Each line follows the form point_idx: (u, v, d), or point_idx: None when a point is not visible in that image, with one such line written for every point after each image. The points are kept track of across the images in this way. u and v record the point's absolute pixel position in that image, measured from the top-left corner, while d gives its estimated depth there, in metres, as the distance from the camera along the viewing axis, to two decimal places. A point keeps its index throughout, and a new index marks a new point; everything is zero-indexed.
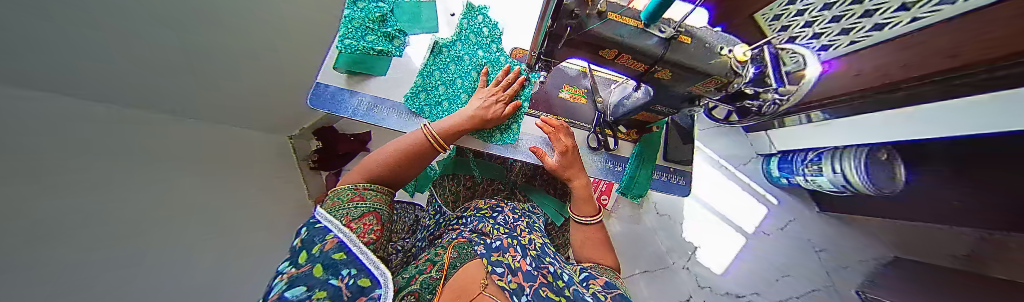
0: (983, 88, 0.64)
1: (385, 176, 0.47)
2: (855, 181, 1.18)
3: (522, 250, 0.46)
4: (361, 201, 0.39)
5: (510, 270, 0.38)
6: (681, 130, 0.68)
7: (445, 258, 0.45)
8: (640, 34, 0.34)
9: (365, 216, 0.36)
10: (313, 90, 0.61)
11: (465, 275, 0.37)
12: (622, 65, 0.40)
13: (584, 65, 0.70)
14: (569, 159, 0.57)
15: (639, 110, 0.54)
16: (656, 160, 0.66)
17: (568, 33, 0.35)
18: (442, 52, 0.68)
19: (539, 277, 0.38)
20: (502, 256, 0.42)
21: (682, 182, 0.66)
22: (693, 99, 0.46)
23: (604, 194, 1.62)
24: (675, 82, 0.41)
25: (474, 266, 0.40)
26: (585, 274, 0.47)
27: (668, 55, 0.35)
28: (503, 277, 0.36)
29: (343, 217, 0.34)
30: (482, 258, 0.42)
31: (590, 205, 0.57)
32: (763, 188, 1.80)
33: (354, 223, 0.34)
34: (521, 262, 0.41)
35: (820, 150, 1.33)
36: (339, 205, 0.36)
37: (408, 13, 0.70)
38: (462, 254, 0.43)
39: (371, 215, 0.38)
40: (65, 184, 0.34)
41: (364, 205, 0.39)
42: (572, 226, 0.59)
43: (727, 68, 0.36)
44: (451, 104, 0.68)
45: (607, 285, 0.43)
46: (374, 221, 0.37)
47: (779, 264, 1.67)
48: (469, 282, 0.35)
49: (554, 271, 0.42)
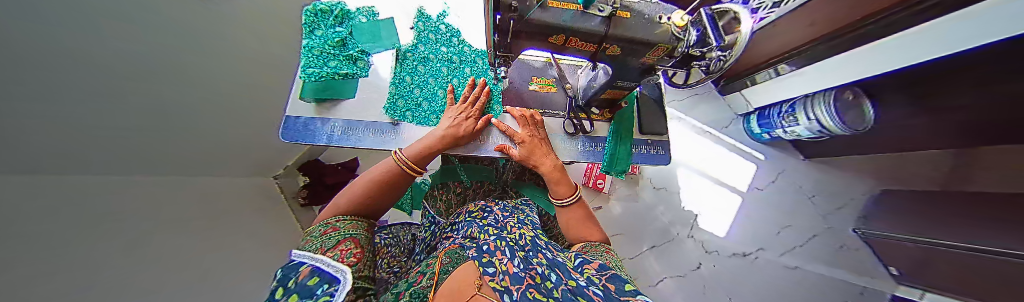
0: (915, 14, 0.69)
1: (360, 206, 0.48)
2: (829, 124, 1.24)
3: (511, 252, 0.45)
4: (335, 232, 0.39)
5: (500, 270, 0.38)
6: (651, 103, 0.70)
7: (436, 266, 0.46)
8: (583, 16, 0.36)
9: (342, 243, 0.36)
10: (283, 123, 0.60)
11: (459, 276, 0.38)
12: (575, 48, 0.42)
13: (547, 55, 0.72)
14: (534, 149, 0.57)
15: (605, 88, 0.55)
16: (633, 135, 0.68)
17: (513, 25, 0.36)
18: (408, 56, 0.74)
19: (528, 279, 0.36)
20: (492, 258, 0.42)
21: (662, 152, 0.68)
22: (648, 70, 0.48)
23: (600, 178, 1.67)
24: (629, 56, 0.43)
25: (466, 270, 0.40)
26: (580, 259, 0.48)
27: (611, 32, 0.37)
28: (495, 277, 0.36)
29: (318, 249, 0.34)
30: (474, 261, 0.42)
31: (564, 185, 0.57)
32: (747, 146, 1.86)
33: (330, 251, 0.33)
34: (509, 263, 0.40)
35: (792, 101, 1.39)
36: (313, 241, 0.36)
37: (367, 33, 0.70)
38: (454, 260, 0.45)
39: (349, 240, 0.38)
40: (57, 247, 0.34)
41: (340, 235, 0.39)
42: (557, 211, 0.60)
43: (670, 35, 0.39)
44: (430, 103, 0.71)
45: (602, 267, 0.44)
46: (352, 246, 0.37)
47: (777, 216, 1.72)
48: (465, 285, 0.35)
49: (543, 273, 0.39)
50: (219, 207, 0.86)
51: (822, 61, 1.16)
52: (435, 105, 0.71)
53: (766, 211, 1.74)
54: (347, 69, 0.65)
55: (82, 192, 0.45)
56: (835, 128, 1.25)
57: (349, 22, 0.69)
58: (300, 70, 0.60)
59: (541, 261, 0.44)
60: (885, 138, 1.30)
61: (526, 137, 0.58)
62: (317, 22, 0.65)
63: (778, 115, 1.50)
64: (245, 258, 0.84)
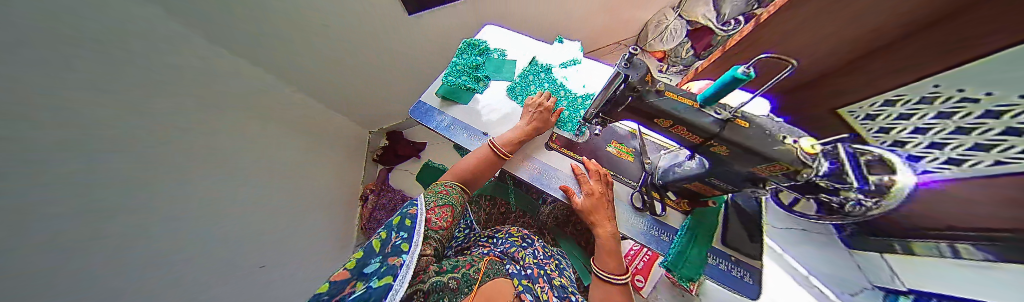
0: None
1: (467, 177, 0.64)
2: None
3: (548, 281, 0.55)
4: (444, 194, 0.57)
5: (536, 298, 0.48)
6: (739, 214, 0.62)
7: (481, 264, 0.52)
8: (697, 111, 0.39)
9: (443, 208, 0.54)
10: (415, 104, 0.85)
11: (500, 287, 0.47)
12: (676, 134, 0.44)
13: (634, 127, 0.75)
14: (602, 201, 0.58)
15: (692, 179, 0.53)
16: (711, 242, 0.59)
17: (628, 101, 0.43)
18: (529, 67, 0.93)
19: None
20: (531, 284, 0.51)
21: (752, 281, 0.54)
22: (757, 180, 0.44)
23: (641, 275, 1.40)
24: (733, 159, 0.42)
25: (500, 283, 0.49)
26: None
27: (723, 133, 0.38)
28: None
29: (431, 202, 0.54)
30: (511, 279, 0.51)
31: (615, 260, 0.53)
32: None
33: (435, 210, 0.52)
34: (547, 294, 0.50)
35: None
36: (432, 193, 0.57)
37: (494, 66, 0.93)
38: (497, 269, 0.52)
39: (448, 208, 0.54)
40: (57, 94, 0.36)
41: (444, 199, 0.56)
42: (594, 282, 0.54)
43: (794, 156, 0.34)
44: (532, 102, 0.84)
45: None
46: (447, 213, 0.54)
47: None
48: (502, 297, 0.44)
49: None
50: (296, 127, 1.14)
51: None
52: None
53: None
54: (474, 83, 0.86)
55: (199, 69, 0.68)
56: None
57: (485, 54, 0.95)
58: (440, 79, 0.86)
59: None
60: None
61: (598, 191, 0.59)
62: (465, 51, 0.94)
63: None
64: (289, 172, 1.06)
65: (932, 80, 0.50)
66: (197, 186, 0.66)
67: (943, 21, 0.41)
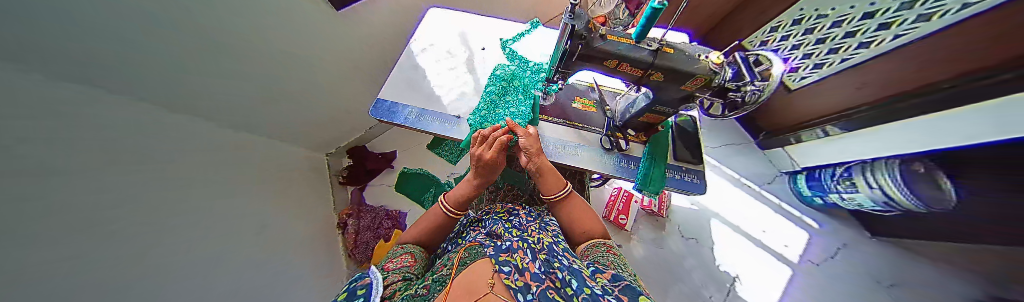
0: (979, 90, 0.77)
1: (422, 238, 0.65)
2: (900, 198, 1.10)
3: (532, 254, 0.50)
4: (401, 251, 0.58)
5: (516, 270, 0.44)
6: (687, 133, 0.76)
7: (457, 258, 0.54)
8: (634, 48, 0.46)
9: (402, 256, 0.55)
10: (374, 103, 0.82)
11: (475, 272, 0.45)
12: (624, 72, 0.51)
13: (590, 81, 0.83)
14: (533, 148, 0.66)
15: (644, 112, 0.63)
16: (668, 160, 0.72)
17: (580, 49, 0.47)
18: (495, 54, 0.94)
19: (546, 281, 0.41)
20: (511, 257, 0.48)
21: (697, 180, 0.71)
22: (689, 97, 0.55)
23: (622, 213, 1.65)
24: (668, 83, 0.51)
25: (481, 265, 0.48)
26: (592, 268, 0.47)
27: (657, 61, 0.46)
28: (509, 276, 0.42)
29: (386, 261, 0.53)
30: (491, 259, 0.48)
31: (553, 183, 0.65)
32: (795, 209, 1.73)
33: (391, 261, 0.52)
34: (529, 264, 0.45)
35: (848, 165, 1.31)
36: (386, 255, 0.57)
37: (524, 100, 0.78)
38: (472, 255, 0.52)
39: (408, 255, 0.57)
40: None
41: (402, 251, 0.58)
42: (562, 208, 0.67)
43: (707, 69, 0.47)
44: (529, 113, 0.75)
45: (615, 278, 0.42)
46: (408, 259, 0.55)
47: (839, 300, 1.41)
48: (476, 286, 0.41)
49: (563, 277, 0.43)
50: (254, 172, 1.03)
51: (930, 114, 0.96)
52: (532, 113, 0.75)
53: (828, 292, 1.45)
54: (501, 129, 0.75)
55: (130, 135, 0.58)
56: (907, 204, 1.10)
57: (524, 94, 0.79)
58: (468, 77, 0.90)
59: (562, 270, 0.45)
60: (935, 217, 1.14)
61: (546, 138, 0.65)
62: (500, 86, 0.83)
63: (832, 179, 1.41)
64: (256, 219, 0.96)
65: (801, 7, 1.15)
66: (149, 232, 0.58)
67: None
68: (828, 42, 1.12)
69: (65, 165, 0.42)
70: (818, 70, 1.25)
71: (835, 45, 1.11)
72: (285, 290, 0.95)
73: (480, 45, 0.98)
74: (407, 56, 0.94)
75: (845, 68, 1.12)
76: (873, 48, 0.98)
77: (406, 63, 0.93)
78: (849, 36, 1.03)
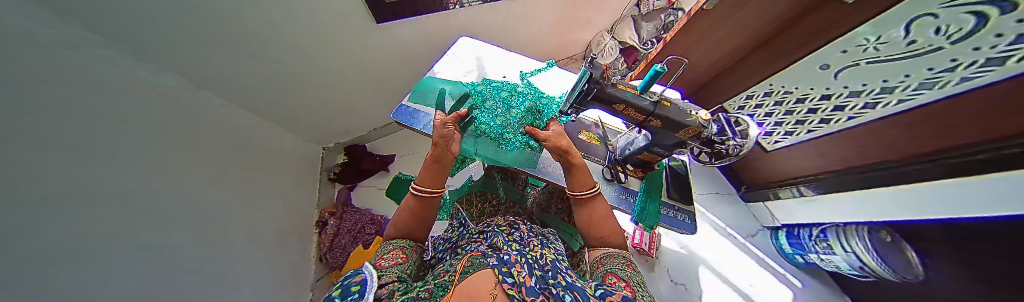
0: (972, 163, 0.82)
1: (412, 231, 0.67)
2: (868, 260, 1.18)
3: (529, 268, 0.51)
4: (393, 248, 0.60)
5: (517, 282, 0.47)
6: (679, 175, 0.83)
7: (459, 266, 0.55)
8: (638, 96, 0.55)
9: (394, 252, 0.58)
10: (397, 107, 0.89)
11: (478, 281, 0.47)
12: (628, 115, 0.60)
13: (596, 118, 0.92)
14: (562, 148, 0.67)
15: (642, 150, 0.71)
16: (662, 197, 0.78)
17: (594, 91, 0.57)
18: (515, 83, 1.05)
19: (541, 296, 0.43)
20: (511, 269, 0.50)
21: (687, 220, 0.76)
22: (681, 143, 0.63)
23: None
24: (664, 129, 0.60)
25: (483, 275, 0.49)
26: (599, 290, 0.47)
27: (656, 111, 0.56)
28: (512, 287, 0.45)
29: (381, 253, 0.57)
30: (494, 270, 0.50)
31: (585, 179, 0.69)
32: (778, 264, 1.76)
33: (381, 257, 0.55)
34: (526, 278, 0.47)
35: (824, 226, 1.41)
36: (380, 249, 0.60)
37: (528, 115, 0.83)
38: (474, 264, 0.53)
39: (399, 251, 0.59)
40: None
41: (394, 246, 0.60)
42: (578, 208, 0.70)
43: (698, 122, 0.56)
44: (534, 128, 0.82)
45: (623, 300, 0.42)
46: (399, 253, 0.58)
47: None
48: (480, 294, 0.44)
49: (557, 294, 0.45)
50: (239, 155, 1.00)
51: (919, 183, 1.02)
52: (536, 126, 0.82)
53: None
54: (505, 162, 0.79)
55: (131, 97, 0.58)
56: (881, 272, 1.18)
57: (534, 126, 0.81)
58: None
59: (561, 286, 0.47)
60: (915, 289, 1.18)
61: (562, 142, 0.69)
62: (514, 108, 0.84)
63: (809, 238, 1.49)
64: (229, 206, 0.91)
65: (771, 82, 1.27)
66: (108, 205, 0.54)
67: (766, 48, 1.17)
68: (796, 114, 1.28)
69: (28, 152, 0.37)
70: (789, 136, 1.40)
71: (800, 117, 1.28)
72: (241, 290, 0.86)
73: (501, 73, 1.09)
74: (434, 71, 1.05)
75: (810, 138, 1.28)
76: (840, 123, 1.11)
77: (432, 77, 1.02)
78: (813, 110, 1.19)
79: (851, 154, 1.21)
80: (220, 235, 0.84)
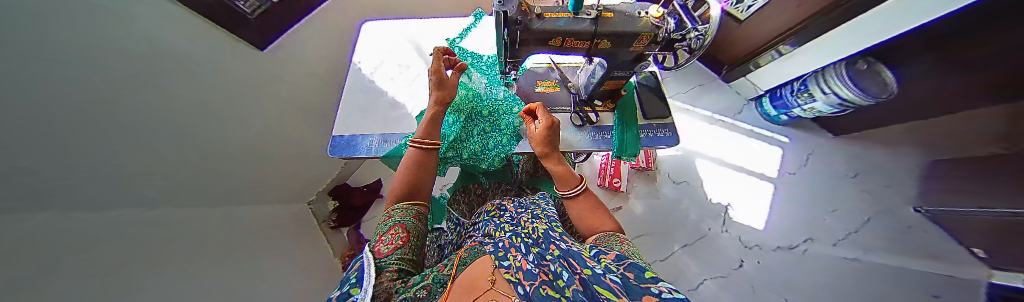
0: None
1: (409, 191, 0.59)
2: (848, 95, 1.22)
3: (525, 249, 0.45)
4: (391, 219, 0.52)
5: (514, 262, 0.40)
6: (651, 90, 0.77)
7: (456, 259, 0.48)
8: (573, 20, 0.44)
9: (393, 228, 0.49)
10: (331, 141, 0.76)
11: (475, 270, 0.41)
12: (572, 47, 0.50)
13: (548, 62, 0.83)
14: (551, 139, 0.59)
15: (604, 81, 0.62)
16: (638, 121, 0.73)
17: (520, 34, 0.45)
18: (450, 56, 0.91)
19: (540, 276, 0.35)
20: (506, 251, 0.43)
21: (669, 133, 0.73)
22: (640, 57, 0.55)
23: (616, 177, 1.73)
24: (617, 48, 0.50)
25: (482, 262, 0.44)
26: (595, 249, 0.47)
27: (599, 29, 0.45)
28: (508, 270, 0.38)
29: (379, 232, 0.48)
30: (490, 255, 0.44)
31: (570, 178, 0.61)
32: (767, 129, 1.84)
33: (384, 235, 0.47)
34: (522, 261, 0.40)
35: (804, 79, 1.41)
36: (383, 223, 0.52)
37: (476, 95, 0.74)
38: (473, 254, 0.47)
39: (399, 226, 0.50)
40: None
41: (393, 222, 0.52)
42: (566, 204, 0.62)
43: (649, 25, 0.46)
44: (489, 102, 0.75)
45: (618, 259, 0.43)
46: (400, 231, 0.49)
47: (816, 200, 1.57)
48: (479, 281, 0.38)
49: (555, 270, 0.38)
50: (250, 225, 1.01)
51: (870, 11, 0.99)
52: (490, 101, 0.75)
53: (804, 196, 1.60)
54: (483, 166, 0.73)
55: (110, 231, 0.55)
56: (858, 102, 1.22)
57: (485, 124, 0.72)
58: (419, 88, 0.88)
59: (554, 254, 0.43)
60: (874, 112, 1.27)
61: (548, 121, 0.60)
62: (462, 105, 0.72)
63: (792, 95, 1.51)
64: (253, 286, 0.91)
65: None
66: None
67: None
68: None
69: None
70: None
71: None
72: None
73: (427, 52, 0.94)
74: (353, 80, 0.88)
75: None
76: None
77: (353, 88, 0.86)
78: None
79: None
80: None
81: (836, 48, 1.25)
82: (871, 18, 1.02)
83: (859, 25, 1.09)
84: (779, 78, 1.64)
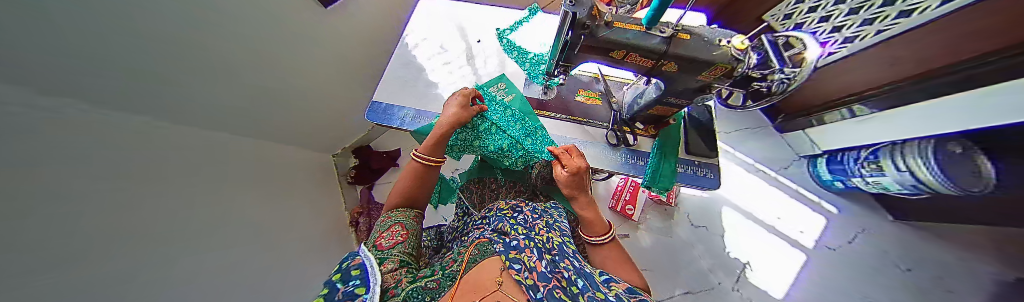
0: None
1: (405, 200, 0.60)
2: (925, 180, 1.04)
3: (539, 253, 0.43)
4: (387, 220, 0.55)
5: (526, 267, 0.39)
6: (701, 124, 0.70)
7: (465, 254, 0.48)
8: (644, 36, 0.40)
9: (393, 226, 0.52)
10: (370, 106, 0.80)
11: (483, 270, 0.41)
12: (632, 63, 0.46)
13: (595, 72, 0.79)
14: (578, 181, 0.54)
15: (654, 104, 0.58)
16: (678, 154, 0.68)
17: (582, 40, 0.43)
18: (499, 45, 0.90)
19: (554, 282, 0.36)
20: (520, 254, 0.42)
21: (710, 175, 0.66)
22: (704, 88, 0.50)
23: (630, 204, 1.65)
24: (682, 73, 0.46)
25: (491, 263, 0.43)
26: (605, 275, 0.44)
27: (670, 50, 0.41)
28: (520, 272, 0.37)
29: (379, 229, 0.52)
30: (502, 256, 0.43)
31: (598, 225, 0.57)
32: (813, 193, 1.65)
33: (385, 231, 0.50)
34: (537, 262, 0.40)
35: (875, 147, 1.24)
36: (382, 222, 0.54)
37: (516, 95, 0.76)
38: (483, 251, 0.47)
39: (398, 224, 0.53)
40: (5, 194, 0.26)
41: (390, 221, 0.54)
42: (590, 247, 0.60)
43: (728, 56, 0.42)
44: (519, 109, 0.72)
45: (630, 289, 0.40)
46: (400, 228, 0.52)
47: (853, 286, 1.38)
48: (486, 279, 0.38)
49: (569, 277, 0.38)
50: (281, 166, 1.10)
51: (960, 93, 0.88)
52: (523, 104, 0.74)
53: (842, 276, 1.41)
54: (507, 162, 0.69)
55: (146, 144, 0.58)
56: (943, 188, 1.01)
57: (520, 122, 0.69)
58: (460, 71, 0.88)
59: (567, 266, 0.42)
60: (959, 206, 1.07)
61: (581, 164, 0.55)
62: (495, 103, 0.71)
63: (855, 162, 1.33)
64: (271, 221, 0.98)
65: None
66: (198, 240, 0.62)
67: None
68: (864, 12, 1.03)
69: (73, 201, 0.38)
70: (847, 45, 1.18)
71: (868, 16, 1.03)
72: (303, 282, 0.98)
73: (475, 38, 0.94)
74: (401, 52, 0.90)
75: (867, 47, 1.08)
76: (908, 20, 0.91)
77: (399, 59, 0.89)
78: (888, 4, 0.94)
79: (910, 63, 0.99)
80: (278, 243, 0.94)
81: (911, 125, 1.11)
82: (960, 101, 0.90)
83: (941, 105, 0.97)
84: (840, 142, 1.46)
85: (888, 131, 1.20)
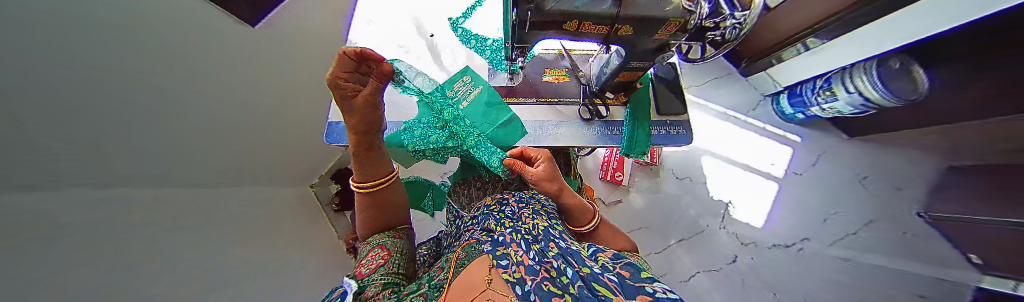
0: None
1: (383, 223, 0.59)
2: (872, 98, 1.14)
3: (526, 245, 0.43)
4: (373, 242, 0.53)
5: (514, 262, 0.38)
6: (668, 83, 0.71)
7: (454, 260, 0.47)
8: (594, 1, 0.38)
9: (375, 249, 0.50)
10: (327, 127, 0.73)
11: (473, 270, 0.40)
12: (588, 32, 0.44)
13: (559, 48, 0.77)
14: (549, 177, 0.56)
15: (620, 71, 0.57)
16: (651, 117, 0.69)
17: (530, 16, 0.40)
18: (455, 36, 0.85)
19: (541, 273, 0.35)
20: (507, 250, 0.41)
21: (682, 132, 0.68)
22: (663, 46, 0.50)
23: (618, 171, 1.71)
24: (639, 35, 0.45)
25: (480, 263, 0.42)
26: (592, 249, 0.45)
27: (622, 13, 0.39)
28: (508, 269, 0.37)
29: (362, 254, 0.50)
30: (490, 255, 0.42)
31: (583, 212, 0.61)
32: (780, 128, 1.78)
33: (367, 256, 0.48)
34: (523, 256, 0.39)
35: (828, 75, 1.32)
36: (366, 246, 0.53)
37: (477, 86, 0.70)
38: (472, 253, 0.46)
39: (379, 247, 0.51)
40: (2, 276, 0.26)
41: (377, 242, 0.53)
42: (576, 235, 0.63)
43: (679, 9, 0.40)
44: (483, 102, 0.68)
45: (616, 256, 0.40)
46: (382, 250, 0.50)
47: (819, 204, 1.54)
48: (476, 282, 0.37)
49: (558, 265, 0.38)
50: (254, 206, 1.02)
51: (900, 11, 0.92)
52: (486, 96, 0.68)
53: (809, 197, 1.57)
54: (481, 159, 0.70)
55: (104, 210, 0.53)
56: (887, 104, 1.13)
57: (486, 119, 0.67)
58: None
59: (555, 252, 0.41)
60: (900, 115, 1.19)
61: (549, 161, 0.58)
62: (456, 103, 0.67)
63: (812, 92, 1.42)
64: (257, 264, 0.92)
65: None
66: None
67: None
68: None
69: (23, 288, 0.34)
70: None
71: None
72: None
73: (427, 32, 0.88)
74: None
75: None
76: None
77: None
78: None
79: None
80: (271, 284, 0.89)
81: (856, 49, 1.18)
82: (900, 18, 0.95)
83: (885, 24, 1.02)
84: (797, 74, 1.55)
85: (839, 57, 1.28)
